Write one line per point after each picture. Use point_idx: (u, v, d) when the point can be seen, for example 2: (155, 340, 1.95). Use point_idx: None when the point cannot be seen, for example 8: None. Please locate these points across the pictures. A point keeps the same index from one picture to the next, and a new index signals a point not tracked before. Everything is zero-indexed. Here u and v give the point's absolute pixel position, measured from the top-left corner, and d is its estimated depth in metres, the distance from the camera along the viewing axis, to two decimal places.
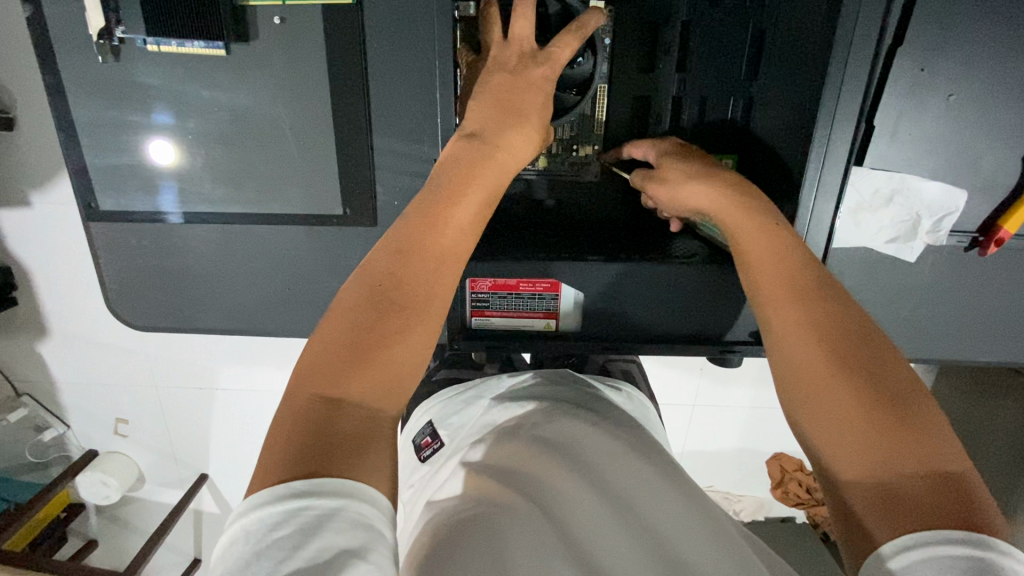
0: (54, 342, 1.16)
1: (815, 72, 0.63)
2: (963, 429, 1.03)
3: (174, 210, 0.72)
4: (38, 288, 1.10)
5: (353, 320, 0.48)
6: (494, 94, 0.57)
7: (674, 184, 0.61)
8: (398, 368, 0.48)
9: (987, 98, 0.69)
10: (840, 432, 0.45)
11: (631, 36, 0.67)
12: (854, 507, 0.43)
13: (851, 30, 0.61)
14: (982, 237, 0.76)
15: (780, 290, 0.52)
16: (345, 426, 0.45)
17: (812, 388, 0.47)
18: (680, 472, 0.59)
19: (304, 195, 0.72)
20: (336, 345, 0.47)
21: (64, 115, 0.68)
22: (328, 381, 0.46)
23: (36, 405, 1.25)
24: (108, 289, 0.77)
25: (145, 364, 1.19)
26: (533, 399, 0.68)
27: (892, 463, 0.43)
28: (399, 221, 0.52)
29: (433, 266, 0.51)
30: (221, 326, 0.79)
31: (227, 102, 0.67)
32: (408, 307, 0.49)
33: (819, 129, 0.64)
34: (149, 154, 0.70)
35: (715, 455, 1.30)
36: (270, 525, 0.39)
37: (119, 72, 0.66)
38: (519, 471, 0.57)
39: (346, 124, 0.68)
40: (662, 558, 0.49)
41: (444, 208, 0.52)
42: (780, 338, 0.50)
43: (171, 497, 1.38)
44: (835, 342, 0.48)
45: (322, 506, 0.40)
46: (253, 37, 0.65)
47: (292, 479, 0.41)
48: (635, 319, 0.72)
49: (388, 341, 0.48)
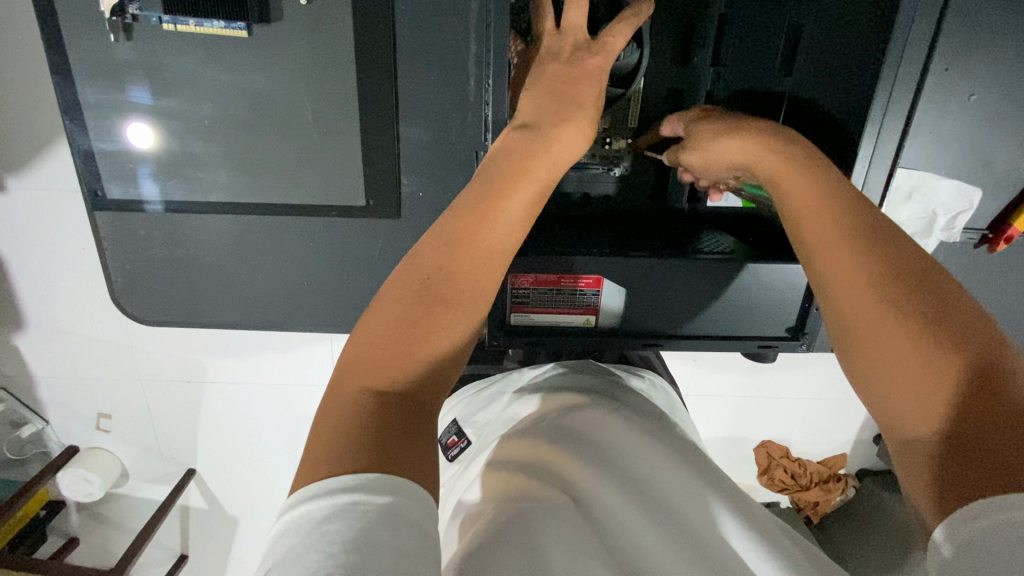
0: (37, 334, 1.10)
1: (864, 63, 0.60)
2: None
3: (156, 198, 0.69)
4: (24, 278, 1.04)
5: (401, 311, 0.46)
6: (545, 85, 0.56)
7: (710, 146, 0.60)
8: (439, 360, 0.47)
9: (1007, 98, 0.71)
10: (899, 383, 0.43)
11: (667, 32, 0.68)
12: (913, 476, 0.42)
13: (909, 21, 0.57)
14: (991, 234, 0.79)
15: (827, 239, 0.50)
16: (393, 417, 0.43)
17: (863, 343, 0.45)
18: (711, 466, 0.58)
19: (324, 185, 0.69)
20: (381, 334, 0.45)
21: (69, 96, 0.64)
22: (374, 373, 0.44)
23: (16, 400, 1.19)
24: (112, 281, 0.74)
25: (138, 357, 1.14)
26: (557, 390, 0.67)
27: (959, 414, 0.41)
28: (447, 212, 0.51)
29: (482, 259, 0.49)
30: (230, 319, 0.76)
31: (245, 85, 0.64)
32: (456, 301, 0.48)
33: (867, 127, 0.61)
34: (129, 139, 0.66)
35: (712, 444, 1.33)
36: (319, 518, 0.37)
37: (130, 51, 0.62)
38: (545, 464, 0.56)
39: (372, 112, 0.65)
40: (693, 551, 0.50)
41: (484, 193, 0.51)
42: (828, 292, 0.48)
43: (162, 493, 1.34)
44: (884, 291, 0.45)
45: (373, 501, 0.38)
46: (276, 18, 0.61)
47: (342, 472, 0.39)
48: (667, 315, 0.72)
49: (433, 335, 0.46)
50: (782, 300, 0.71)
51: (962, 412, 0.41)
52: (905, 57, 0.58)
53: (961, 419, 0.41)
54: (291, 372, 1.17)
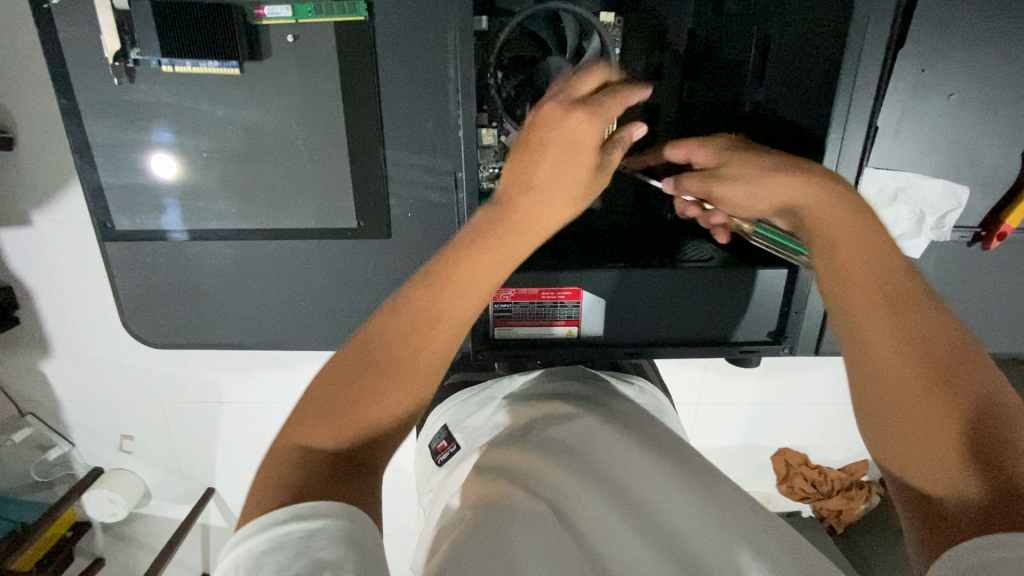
0: (60, 360, 1.16)
1: (826, 74, 0.63)
2: None
3: (180, 228, 0.73)
4: (44, 307, 1.09)
5: (340, 373, 0.49)
6: (560, 140, 0.53)
7: (738, 186, 0.57)
8: (370, 424, 0.49)
9: (986, 95, 0.71)
10: (912, 433, 0.45)
11: (639, 45, 0.70)
12: (922, 515, 0.45)
13: (863, 34, 0.60)
14: (984, 233, 0.77)
15: (859, 288, 0.49)
16: (320, 475, 0.45)
17: (878, 390, 0.47)
18: (700, 470, 0.58)
19: (318, 210, 0.72)
20: (324, 398, 0.48)
21: (79, 136, 0.69)
22: (308, 433, 0.47)
23: (41, 425, 1.24)
24: (123, 307, 0.78)
25: (152, 379, 1.19)
26: (547, 396, 0.69)
27: (971, 472, 0.43)
28: (438, 262, 0.52)
29: (430, 340, 0.50)
30: (236, 340, 0.79)
31: (241, 118, 0.68)
32: (396, 381, 0.49)
33: (831, 134, 0.64)
34: (153, 169, 0.70)
35: (723, 454, 1.31)
36: (257, 554, 0.39)
37: (133, 93, 0.67)
38: (525, 471, 0.58)
39: (360, 139, 0.69)
40: (674, 554, 0.50)
41: (481, 247, 0.51)
42: (848, 339, 0.50)
43: (181, 512, 1.37)
44: (903, 338, 0.46)
45: (303, 527, 0.40)
46: (265, 55, 0.65)
47: (276, 509, 0.41)
48: (648, 323, 0.74)
49: (370, 403, 0.48)
50: (761, 305, 0.72)
51: (968, 455, 0.43)
52: (862, 65, 0.62)
53: (971, 474, 0.43)
54: (299, 389, 1.19)
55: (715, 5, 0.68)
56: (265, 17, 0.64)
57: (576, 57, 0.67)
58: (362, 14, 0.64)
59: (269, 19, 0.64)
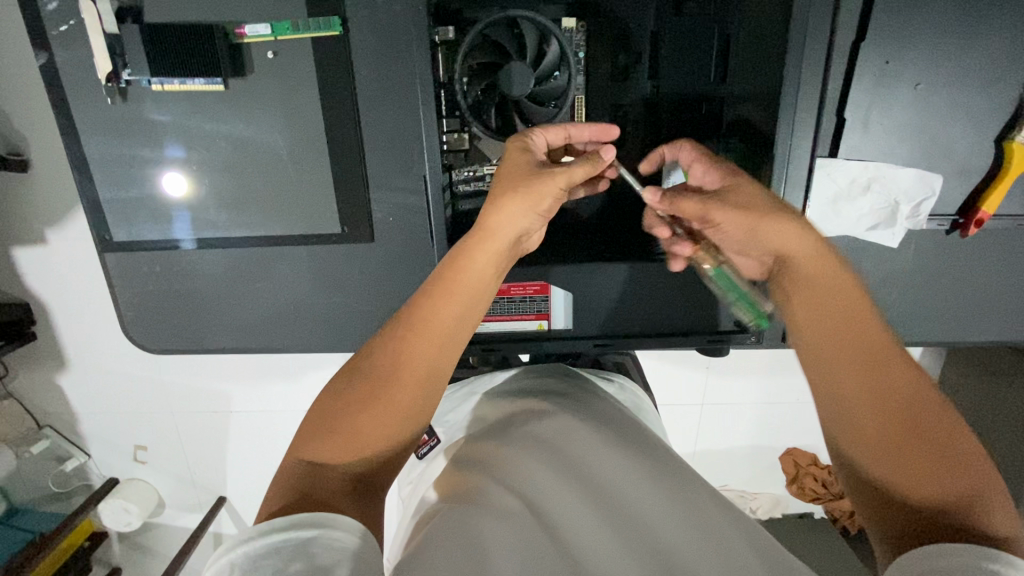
0: (73, 372, 1.20)
1: (774, 69, 0.68)
2: (974, 413, 1.03)
3: (189, 237, 0.77)
4: (57, 321, 1.14)
5: (339, 391, 0.54)
6: (512, 175, 0.60)
7: (738, 228, 0.57)
8: (365, 436, 0.53)
9: (952, 84, 0.72)
10: (877, 443, 0.48)
11: (602, 47, 0.73)
12: (880, 519, 0.48)
13: (804, 31, 0.65)
14: (962, 220, 0.77)
15: (831, 311, 0.52)
16: (321, 485, 0.49)
17: (847, 401, 0.50)
18: (671, 467, 0.57)
19: (305, 217, 0.75)
20: (325, 420, 0.53)
21: (79, 154, 0.73)
22: (316, 450, 0.52)
23: (58, 436, 1.29)
24: (124, 315, 0.81)
25: (160, 388, 1.23)
26: (524, 393, 0.71)
27: (926, 485, 0.46)
28: (422, 291, 0.56)
29: (424, 370, 0.55)
30: (233, 345, 0.82)
31: (230, 132, 0.72)
32: (393, 406, 0.53)
33: (781, 125, 0.68)
34: (166, 189, 0.74)
35: (727, 453, 1.31)
36: (252, 557, 0.41)
37: (128, 111, 0.71)
38: (498, 463, 0.59)
39: (342, 148, 0.72)
40: (643, 547, 0.49)
41: (455, 269, 0.57)
42: (816, 355, 0.53)
43: (192, 521, 1.41)
44: (864, 366, 0.50)
45: (299, 534, 0.43)
46: (249, 71, 0.69)
47: (274, 517, 0.44)
48: (607, 316, 0.80)
49: (364, 415, 0.53)
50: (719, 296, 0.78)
51: (926, 469, 0.46)
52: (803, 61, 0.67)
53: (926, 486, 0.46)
54: (299, 397, 1.22)
55: (675, 6, 0.71)
56: (246, 36, 0.68)
57: (538, 60, 0.71)
58: (338, 29, 0.67)
59: (250, 37, 0.68)
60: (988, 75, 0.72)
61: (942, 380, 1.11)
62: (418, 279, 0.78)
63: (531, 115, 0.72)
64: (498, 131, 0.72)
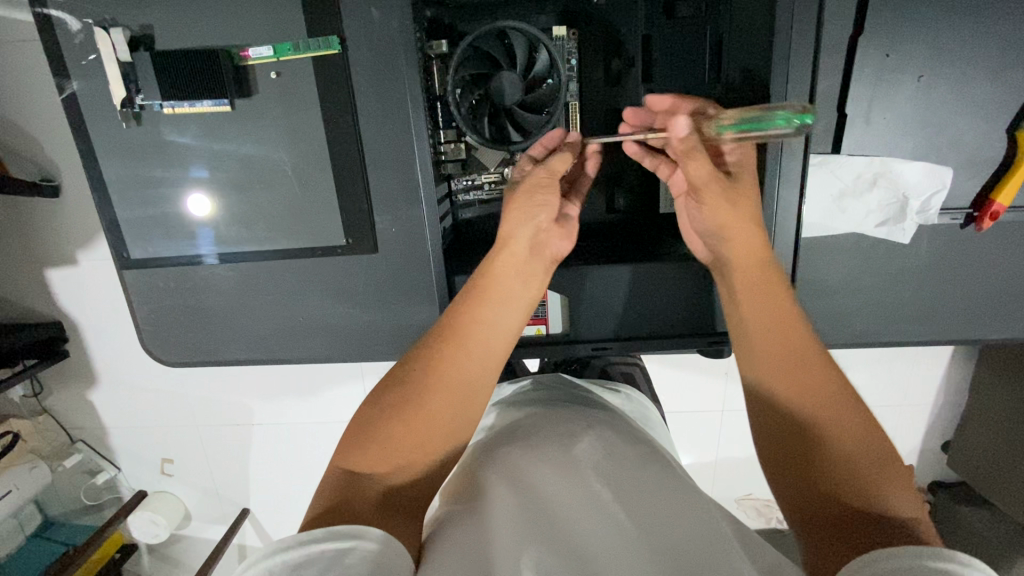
0: (102, 387, 1.25)
1: (759, 59, 0.67)
2: (1008, 417, 0.98)
3: (211, 252, 0.79)
4: (86, 338, 1.19)
5: (373, 402, 0.57)
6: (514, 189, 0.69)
7: (692, 183, 0.65)
8: (403, 441, 0.54)
9: (957, 75, 0.70)
10: (837, 440, 0.54)
11: (593, 54, 0.76)
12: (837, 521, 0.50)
13: (790, 21, 0.64)
14: (976, 213, 0.75)
15: (788, 319, 0.62)
16: (351, 494, 0.50)
17: (810, 398, 0.56)
18: (683, 479, 0.55)
19: (313, 231, 0.78)
20: (361, 430, 0.55)
21: (98, 176, 0.76)
22: (354, 460, 0.53)
23: (89, 450, 1.33)
24: (143, 329, 0.84)
25: (183, 401, 1.26)
26: (533, 403, 0.69)
27: (874, 485, 0.50)
28: (450, 306, 0.63)
29: (456, 381, 0.58)
30: (246, 356, 0.85)
31: (239, 151, 0.74)
32: (427, 410, 0.55)
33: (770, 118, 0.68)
34: (184, 208, 0.77)
35: (750, 461, 1.27)
36: (293, 566, 0.42)
37: (144, 134, 0.74)
38: (506, 463, 0.57)
39: (345, 161, 0.74)
40: (651, 548, 0.46)
41: (477, 276, 0.64)
42: (775, 352, 0.60)
43: (216, 532, 1.43)
44: (820, 375, 0.57)
45: (338, 545, 0.43)
46: (253, 92, 0.72)
47: (313, 528, 0.45)
48: (609, 325, 0.79)
49: (399, 421, 0.55)
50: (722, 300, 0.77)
51: (870, 472, 0.51)
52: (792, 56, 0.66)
53: (874, 489, 0.50)
54: (318, 410, 1.24)
55: (665, 11, 0.74)
56: (250, 58, 0.71)
57: (528, 68, 0.73)
58: (336, 47, 0.70)
59: (254, 58, 0.70)
60: (994, 65, 0.70)
61: (973, 383, 1.07)
62: (422, 289, 0.79)
63: (524, 123, 0.74)
64: (491, 139, 0.72)
